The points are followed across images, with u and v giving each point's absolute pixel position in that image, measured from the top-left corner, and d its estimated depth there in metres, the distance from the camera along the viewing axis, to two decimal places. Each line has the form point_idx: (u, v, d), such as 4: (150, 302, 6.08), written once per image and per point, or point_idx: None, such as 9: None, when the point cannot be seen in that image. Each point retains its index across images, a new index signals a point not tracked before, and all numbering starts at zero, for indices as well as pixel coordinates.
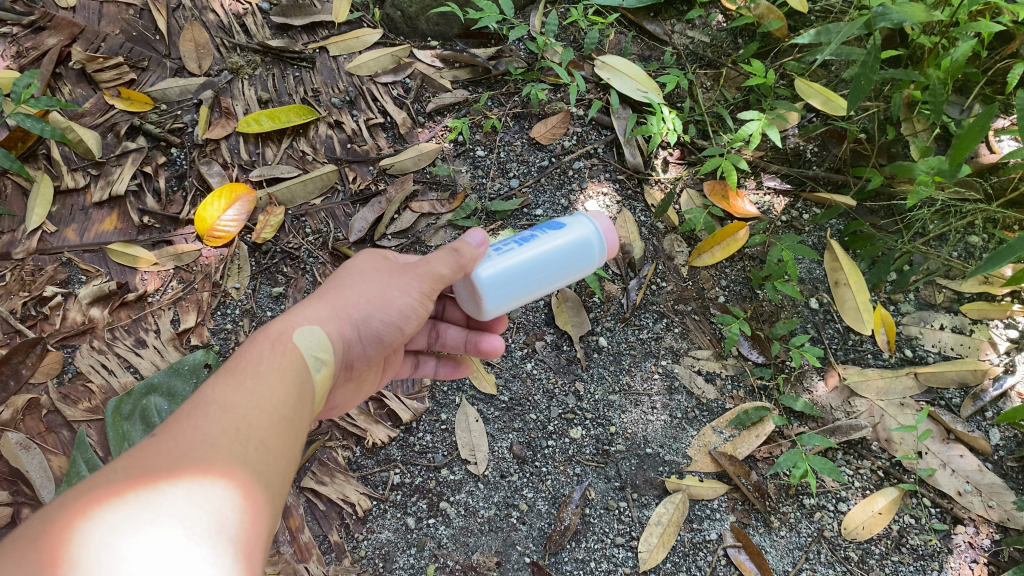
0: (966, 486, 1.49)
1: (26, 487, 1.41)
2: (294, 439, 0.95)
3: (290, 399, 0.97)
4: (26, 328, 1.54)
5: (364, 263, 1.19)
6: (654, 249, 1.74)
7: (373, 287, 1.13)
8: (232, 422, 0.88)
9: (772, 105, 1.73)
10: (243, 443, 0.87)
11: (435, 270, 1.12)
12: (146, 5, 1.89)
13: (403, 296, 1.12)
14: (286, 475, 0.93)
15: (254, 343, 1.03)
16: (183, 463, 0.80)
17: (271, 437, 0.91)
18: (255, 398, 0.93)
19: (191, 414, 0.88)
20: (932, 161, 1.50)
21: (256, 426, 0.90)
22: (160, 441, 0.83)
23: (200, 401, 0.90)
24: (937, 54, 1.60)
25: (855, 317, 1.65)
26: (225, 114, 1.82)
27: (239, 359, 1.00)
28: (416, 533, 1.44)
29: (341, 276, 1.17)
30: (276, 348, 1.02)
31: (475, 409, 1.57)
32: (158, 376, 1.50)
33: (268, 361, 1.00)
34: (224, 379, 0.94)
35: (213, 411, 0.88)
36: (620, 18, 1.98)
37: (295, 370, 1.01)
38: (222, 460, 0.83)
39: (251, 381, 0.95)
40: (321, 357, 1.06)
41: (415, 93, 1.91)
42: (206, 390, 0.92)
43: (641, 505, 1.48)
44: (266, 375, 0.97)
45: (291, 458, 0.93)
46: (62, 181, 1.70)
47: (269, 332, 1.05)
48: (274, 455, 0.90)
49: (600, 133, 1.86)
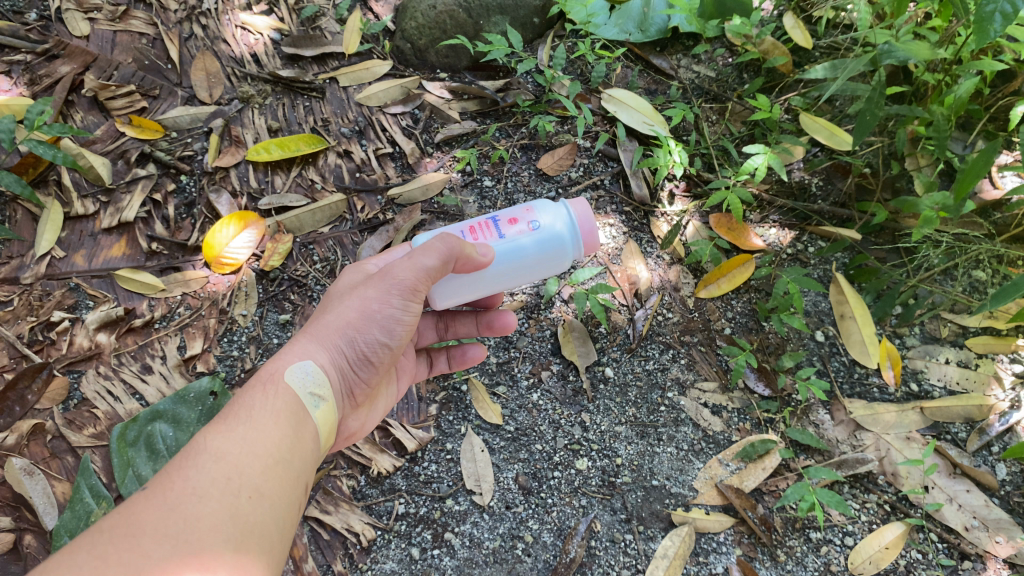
0: (973, 521, 1.48)
1: (29, 513, 1.40)
2: (289, 484, 0.97)
3: (284, 443, 1.00)
4: (33, 353, 1.54)
5: (349, 289, 1.21)
6: (660, 280, 1.75)
7: (360, 307, 1.12)
8: (222, 473, 0.90)
9: (777, 139, 1.74)
10: (233, 494, 0.89)
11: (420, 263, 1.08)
12: (158, 35, 1.91)
13: (387, 306, 1.10)
14: (283, 519, 0.94)
15: (250, 388, 1.06)
16: (168, 522, 0.82)
17: (264, 484, 0.93)
18: (247, 445, 0.95)
19: (182, 468, 0.90)
20: (938, 197, 1.51)
21: (247, 475, 0.92)
22: (149, 498, 0.85)
23: (192, 453, 0.92)
24: (940, 91, 1.62)
25: (861, 350, 1.66)
26: (235, 143, 1.84)
27: (234, 406, 1.03)
28: (420, 563, 1.43)
29: (330, 304, 1.19)
30: (270, 389, 1.05)
31: (481, 439, 1.57)
32: (163, 403, 1.49)
33: (263, 404, 1.03)
34: (217, 428, 0.97)
35: (203, 462, 0.91)
36: (626, 53, 2.00)
37: (291, 409, 1.04)
38: (211, 514, 0.85)
39: (242, 428, 0.98)
40: (317, 391, 1.08)
41: (424, 124, 1.93)
42: (199, 440, 0.95)
43: (647, 538, 1.47)
44: (258, 419, 1.00)
45: (285, 504, 0.95)
46: (72, 208, 1.71)
47: (263, 374, 1.08)
48: (266, 503, 0.92)
49: (607, 165, 1.88)
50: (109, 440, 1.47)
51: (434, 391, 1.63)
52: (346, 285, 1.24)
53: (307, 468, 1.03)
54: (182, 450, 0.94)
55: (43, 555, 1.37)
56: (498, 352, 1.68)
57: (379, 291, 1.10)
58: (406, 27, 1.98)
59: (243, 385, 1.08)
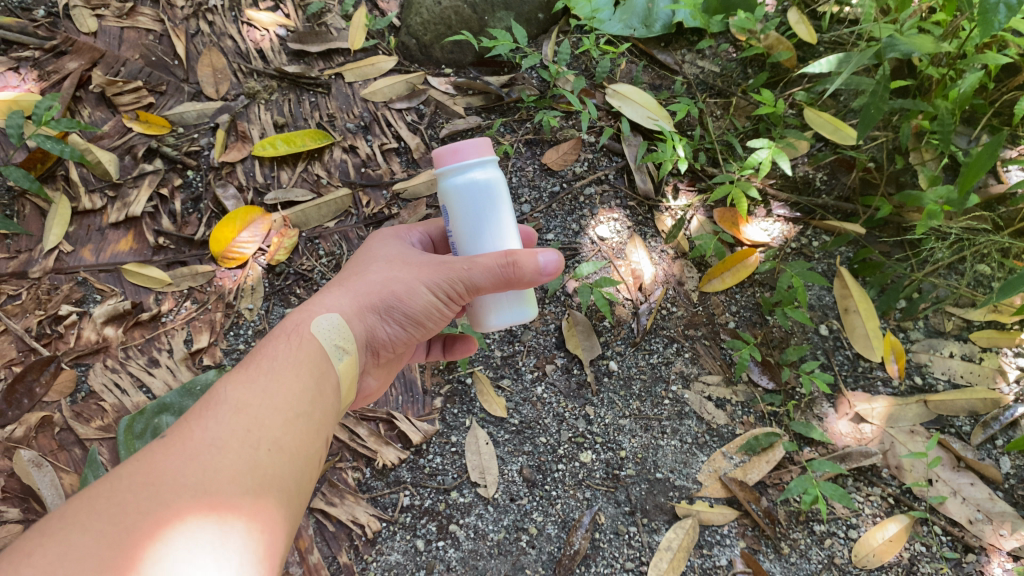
0: (976, 514, 1.48)
1: (37, 504, 1.41)
2: (308, 436, 0.98)
3: (306, 394, 1.01)
4: (41, 346, 1.55)
5: (394, 250, 1.23)
6: (666, 274, 1.75)
7: (399, 278, 1.15)
8: (241, 425, 0.90)
9: (782, 134, 1.77)
10: (253, 445, 0.89)
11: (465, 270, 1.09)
12: (165, 31, 1.92)
13: (426, 291, 1.14)
14: (302, 472, 0.95)
15: (276, 337, 1.07)
16: (187, 470, 0.82)
17: (283, 435, 0.93)
18: (267, 397, 0.96)
19: (202, 418, 0.90)
20: (942, 190, 1.50)
21: (267, 427, 0.92)
22: (168, 446, 0.85)
23: (211, 403, 0.93)
24: (945, 85, 1.62)
25: (865, 343, 1.67)
26: (242, 138, 1.84)
27: (258, 355, 1.04)
28: (425, 555, 1.44)
29: (369, 262, 1.21)
30: (293, 340, 1.06)
31: (486, 432, 1.58)
32: (170, 396, 1.50)
33: (284, 356, 1.04)
34: (237, 380, 0.98)
35: (223, 414, 0.91)
36: (631, 48, 2.01)
37: (315, 360, 1.05)
38: (230, 463, 0.85)
39: (263, 379, 0.98)
40: (343, 346, 1.10)
41: (429, 119, 1.94)
42: (219, 391, 0.95)
43: (651, 530, 1.47)
44: (279, 371, 1.01)
45: (304, 452, 0.96)
46: (80, 203, 1.71)
47: (289, 324, 1.09)
48: (287, 455, 0.92)
49: (612, 159, 1.89)
50: (116, 432, 1.48)
51: (439, 384, 1.65)
52: (381, 247, 1.25)
53: (328, 419, 1.04)
54: (202, 397, 0.95)
55: None
56: (502, 346, 1.70)
57: (423, 272, 1.14)
58: (411, 23, 1.99)
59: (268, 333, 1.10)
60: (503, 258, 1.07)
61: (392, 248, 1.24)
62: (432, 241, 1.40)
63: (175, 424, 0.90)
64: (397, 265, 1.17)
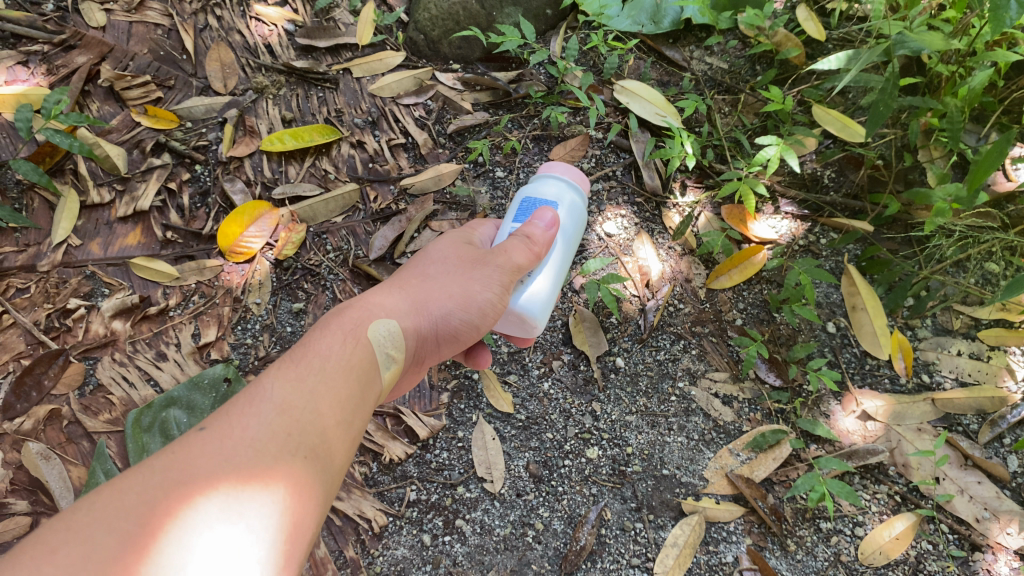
0: (984, 512, 1.48)
1: (46, 497, 1.41)
2: (346, 443, 0.98)
3: (349, 398, 1.00)
4: (49, 339, 1.56)
5: (456, 254, 1.26)
6: (673, 271, 1.76)
7: (456, 283, 1.20)
8: (284, 428, 0.90)
9: (790, 131, 1.75)
10: (292, 451, 0.89)
11: (511, 260, 1.19)
12: (174, 25, 1.93)
13: (485, 292, 1.18)
14: (335, 480, 0.95)
15: (329, 331, 1.08)
16: (223, 472, 0.82)
17: (323, 442, 0.93)
18: (313, 399, 0.95)
19: (249, 412, 0.91)
20: (950, 188, 1.49)
21: (309, 433, 0.92)
22: (210, 440, 0.86)
23: (257, 397, 0.93)
24: (954, 83, 1.62)
25: (872, 342, 1.67)
26: (250, 133, 1.85)
27: (308, 346, 1.04)
28: (432, 550, 1.44)
29: (428, 264, 1.26)
30: (343, 339, 1.06)
31: (492, 427, 1.58)
32: (177, 390, 1.51)
33: (333, 354, 1.04)
34: (286, 373, 0.97)
35: (268, 413, 0.91)
36: (639, 44, 2.01)
37: (359, 362, 1.06)
38: (268, 467, 0.85)
39: (311, 379, 0.98)
40: (393, 354, 1.12)
41: (437, 115, 1.94)
42: (268, 385, 0.95)
43: (657, 526, 1.47)
44: (327, 372, 1.00)
45: (341, 459, 0.96)
46: (88, 197, 1.72)
47: (343, 320, 1.10)
48: (324, 464, 0.92)
49: (619, 156, 1.89)
50: (124, 426, 1.49)
51: (445, 379, 1.64)
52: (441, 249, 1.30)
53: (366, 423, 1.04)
54: (251, 388, 0.95)
55: None
56: (509, 341, 1.69)
57: (480, 274, 1.19)
58: (419, 18, 1.99)
59: (320, 322, 1.10)
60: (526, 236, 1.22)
61: (453, 249, 1.28)
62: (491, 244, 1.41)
63: (219, 414, 0.91)
64: (457, 265, 1.23)
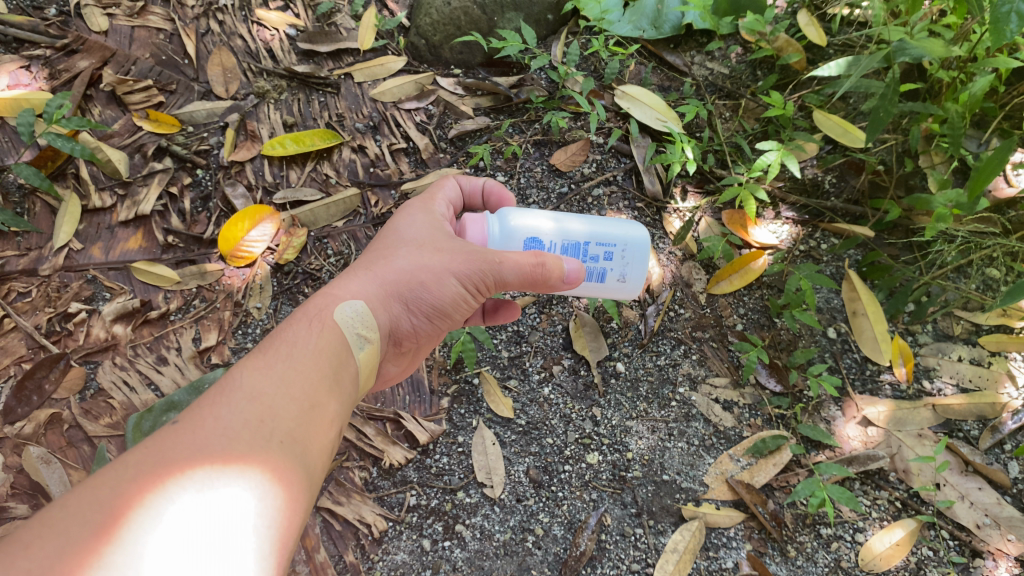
0: (984, 519, 1.48)
1: (46, 501, 1.41)
2: (323, 427, 0.98)
3: (323, 384, 1.01)
4: (50, 344, 1.56)
5: (429, 228, 1.24)
6: (673, 276, 1.76)
7: (423, 264, 1.16)
8: (255, 414, 0.90)
9: (792, 136, 1.78)
10: (265, 436, 0.89)
11: (502, 276, 1.13)
12: (175, 30, 1.93)
13: (455, 281, 1.15)
14: (315, 464, 0.95)
15: (296, 320, 1.08)
16: (199, 459, 0.82)
17: (298, 423, 0.94)
18: (284, 385, 0.96)
19: (216, 403, 0.91)
20: (952, 194, 1.50)
21: (281, 418, 0.92)
22: (181, 431, 0.86)
23: (227, 389, 0.93)
24: (955, 89, 1.62)
25: (872, 347, 1.67)
26: (251, 137, 1.85)
27: (278, 338, 1.05)
28: (431, 555, 1.44)
29: (398, 245, 1.21)
30: (314, 328, 1.07)
31: (493, 432, 1.58)
32: (179, 395, 1.49)
33: (303, 342, 1.05)
34: (255, 364, 0.98)
35: (237, 402, 0.91)
36: (640, 49, 2.01)
37: (332, 350, 1.06)
38: (242, 453, 0.85)
39: (281, 366, 0.99)
40: (363, 333, 1.11)
41: (438, 120, 1.94)
42: (236, 376, 0.96)
43: (657, 532, 1.47)
44: (299, 360, 1.01)
45: (317, 444, 0.96)
46: (90, 201, 1.72)
47: (313, 310, 1.10)
48: (299, 447, 0.92)
49: (620, 160, 1.89)
50: (124, 430, 1.49)
51: (446, 383, 1.65)
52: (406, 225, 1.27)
53: (343, 410, 1.05)
54: (220, 381, 0.95)
55: None
56: (509, 347, 1.70)
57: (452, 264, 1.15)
58: (420, 23, 1.99)
59: (289, 315, 1.11)
60: (536, 261, 1.14)
61: (423, 228, 1.24)
62: (450, 202, 1.36)
63: (191, 407, 0.91)
64: (425, 249, 1.18)
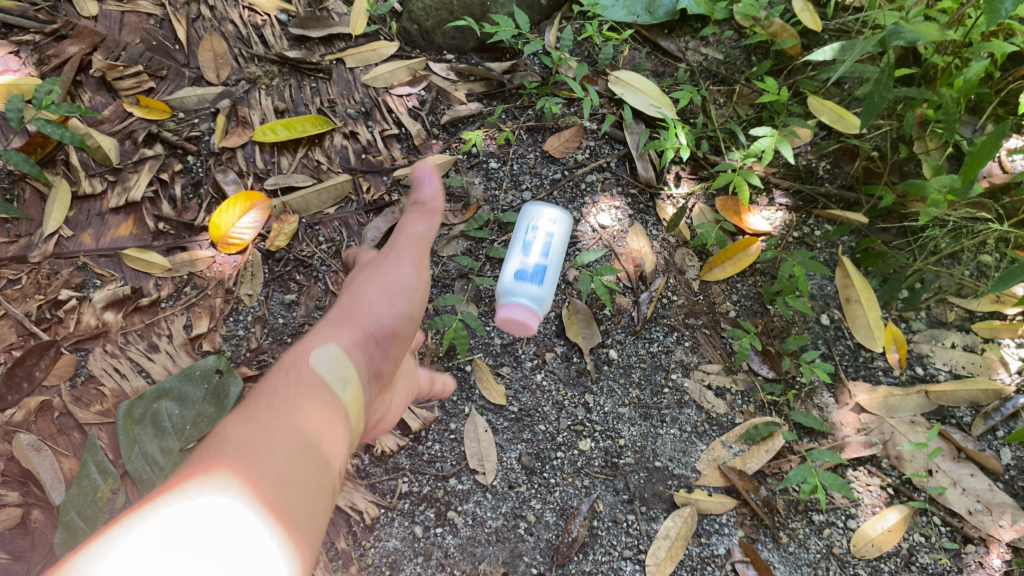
0: (976, 505, 1.49)
1: (37, 488, 1.42)
2: (325, 471, 0.91)
3: (315, 428, 0.95)
4: (40, 331, 1.55)
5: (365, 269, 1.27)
6: (665, 263, 1.75)
7: (376, 288, 1.19)
8: (250, 459, 0.84)
9: (785, 122, 1.76)
10: (265, 482, 0.82)
11: (416, 232, 1.20)
12: (166, 15, 1.90)
13: (403, 275, 1.20)
14: (319, 509, 0.88)
15: (276, 378, 1.03)
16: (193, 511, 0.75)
17: (291, 463, 0.86)
18: (276, 429, 0.90)
19: (206, 459, 0.84)
20: (946, 179, 1.49)
21: (278, 459, 0.86)
22: (172, 489, 0.79)
23: (212, 443, 0.87)
24: (949, 74, 1.61)
25: (866, 333, 1.67)
26: (242, 123, 1.84)
27: (260, 394, 0.99)
28: (423, 542, 1.44)
29: (360, 288, 1.20)
30: (292, 378, 1.03)
31: (485, 419, 1.57)
32: (169, 381, 1.51)
33: (283, 392, 1.00)
34: (241, 418, 0.92)
35: (227, 451, 0.85)
36: (634, 35, 1.99)
37: (317, 397, 1.01)
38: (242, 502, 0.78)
39: (267, 413, 0.93)
40: (342, 376, 1.07)
41: (430, 105, 1.92)
42: (222, 430, 0.90)
43: (649, 518, 1.48)
44: (284, 406, 0.96)
45: (320, 488, 0.89)
46: (80, 187, 1.71)
47: (287, 363, 1.07)
48: (301, 489, 0.85)
49: (613, 147, 1.88)
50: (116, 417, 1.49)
51: (438, 371, 1.62)
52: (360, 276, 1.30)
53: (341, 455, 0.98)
54: (205, 439, 0.89)
55: (51, 530, 1.39)
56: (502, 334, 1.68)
57: (391, 263, 1.21)
58: (413, 8, 1.97)
59: (264, 376, 1.06)
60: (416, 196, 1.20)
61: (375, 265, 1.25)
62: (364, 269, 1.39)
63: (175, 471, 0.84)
64: (386, 283, 1.20)
